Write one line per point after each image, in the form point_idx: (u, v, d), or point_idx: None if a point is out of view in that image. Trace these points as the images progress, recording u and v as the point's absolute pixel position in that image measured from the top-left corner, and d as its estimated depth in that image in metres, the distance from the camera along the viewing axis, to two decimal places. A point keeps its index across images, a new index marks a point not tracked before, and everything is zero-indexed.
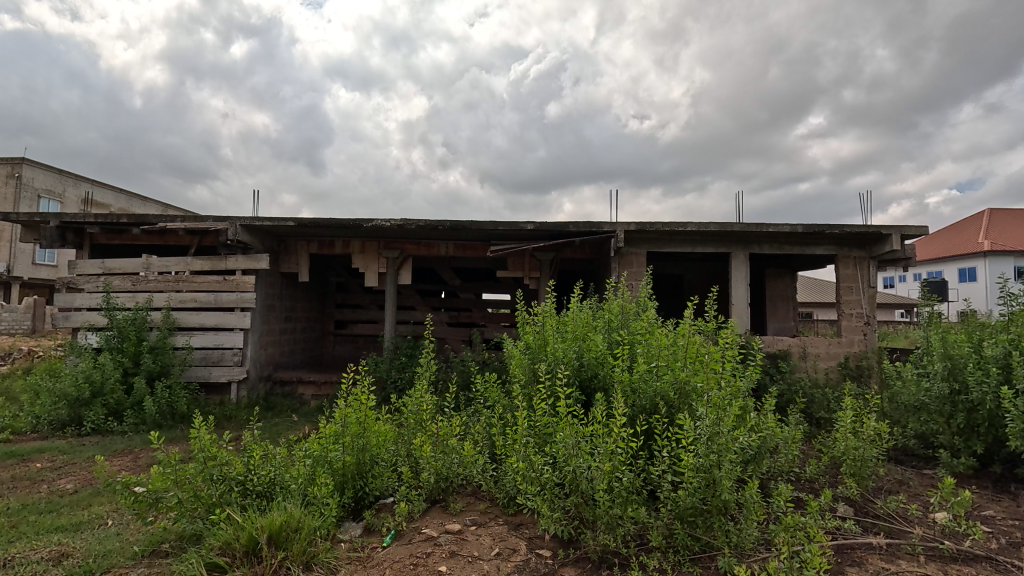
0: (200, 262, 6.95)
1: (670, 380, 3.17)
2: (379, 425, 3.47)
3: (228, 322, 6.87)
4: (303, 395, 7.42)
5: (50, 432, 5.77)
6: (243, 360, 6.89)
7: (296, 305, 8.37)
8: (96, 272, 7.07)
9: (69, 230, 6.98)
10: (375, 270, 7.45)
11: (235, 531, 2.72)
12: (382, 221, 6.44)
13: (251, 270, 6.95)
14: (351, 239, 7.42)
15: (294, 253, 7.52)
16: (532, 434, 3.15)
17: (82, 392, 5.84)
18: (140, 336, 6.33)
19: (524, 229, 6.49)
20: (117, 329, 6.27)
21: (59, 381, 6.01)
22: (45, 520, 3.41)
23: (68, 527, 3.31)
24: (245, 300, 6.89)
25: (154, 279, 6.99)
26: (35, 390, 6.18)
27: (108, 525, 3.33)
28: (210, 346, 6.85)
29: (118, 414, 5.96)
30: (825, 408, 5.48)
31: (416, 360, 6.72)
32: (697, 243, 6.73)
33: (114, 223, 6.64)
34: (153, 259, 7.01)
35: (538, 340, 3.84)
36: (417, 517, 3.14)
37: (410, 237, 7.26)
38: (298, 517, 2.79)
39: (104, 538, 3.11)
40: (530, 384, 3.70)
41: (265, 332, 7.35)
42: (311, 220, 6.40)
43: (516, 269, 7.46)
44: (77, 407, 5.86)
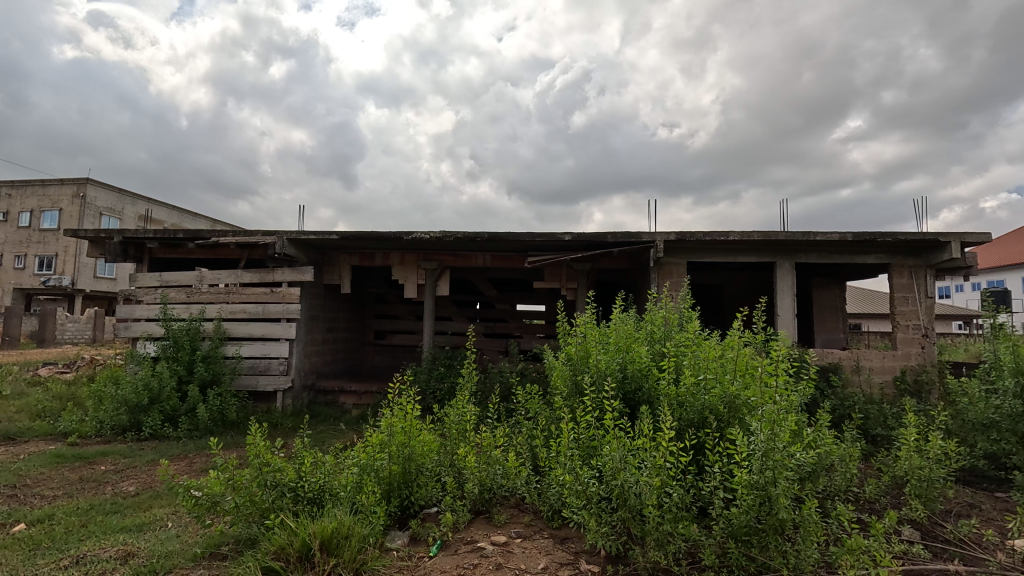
0: (249, 274, 7.24)
1: (718, 394, 3.08)
2: (423, 434, 3.49)
3: (274, 333, 7.11)
4: (344, 404, 7.57)
5: (112, 437, 6.07)
6: (288, 369, 7.11)
7: (338, 316, 8.61)
8: (154, 285, 7.44)
9: (129, 246, 7.39)
10: (414, 281, 7.58)
11: (289, 537, 2.78)
12: (423, 233, 6.56)
13: (297, 282, 7.20)
14: (390, 252, 7.58)
15: (336, 266, 7.73)
16: (577, 445, 3.13)
17: (142, 399, 6.14)
18: (193, 346, 6.63)
19: (562, 240, 6.49)
20: (172, 338, 6.58)
21: (120, 388, 6.34)
22: (111, 521, 3.59)
23: (132, 528, 3.47)
24: (290, 310, 7.13)
25: (206, 291, 7.30)
26: (98, 396, 6.51)
27: (168, 527, 3.47)
28: (258, 356, 7.09)
29: (173, 420, 6.23)
30: (882, 424, 5.20)
31: (455, 370, 6.77)
32: (739, 253, 6.56)
33: (171, 238, 6.99)
34: (206, 272, 7.33)
35: (580, 352, 3.81)
36: (462, 527, 3.16)
37: (448, 249, 7.36)
38: (349, 525, 2.83)
39: (165, 540, 3.25)
40: (572, 398, 3.67)
41: (309, 342, 7.58)
42: (353, 233, 6.59)
43: (552, 280, 7.46)
44: (136, 413, 6.15)
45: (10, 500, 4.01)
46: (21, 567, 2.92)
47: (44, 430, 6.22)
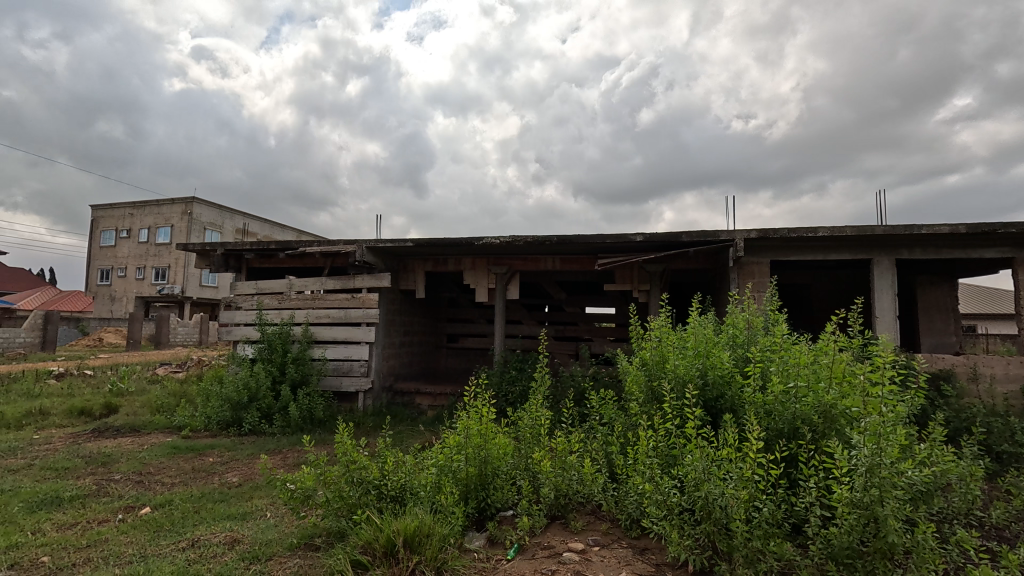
0: (333, 281, 7.71)
1: (811, 404, 2.86)
2: (498, 437, 3.53)
3: (356, 336, 7.51)
4: (420, 405, 7.84)
5: (217, 431, 6.69)
6: (369, 370, 7.48)
7: (413, 320, 8.95)
8: (251, 292, 8.11)
9: (230, 257, 8.11)
10: (485, 286, 7.72)
11: (375, 532, 2.92)
12: (494, 238, 6.66)
13: (376, 288, 7.56)
14: (462, 257, 7.77)
15: (411, 272, 8.03)
16: (656, 453, 3.03)
17: (242, 397, 6.72)
18: (285, 349, 7.16)
19: (634, 241, 6.34)
20: (267, 341, 7.14)
21: (224, 386, 6.96)
22: (220, 508, 3.95)
23: (237, 516, 3.79)
24: (370, 315, 7.50)
25: (295, 297, 7.85)
26: (206, 394, 7.20)
27: (268, 517, 3.77)
28: (341, 358, 7.53)
29: (269, 417, 6.76)
30: (1008, 440, 4.60)
31: (526, 374, 6.80)
32: (829, 250, 6.08)
33: (265, 249, 7.60)
34: (295, 280, 7.89)
35: (656, 357, 3.69)
36: (538, 532, 3.16)
37: (518, 253, 7.42)
38: (429, 524, 2.92)
39: (265, 528, 3.52)
40: (649, 404, 3.56)
41: (387, 345, 7.93)
42: (427, 240, 6.82)
43: (624, 282, 7.30)
44: (238, 409, 6.73)
45: (137, 485, 4.52)
46: (148, 546, 3.29)
47: (162, 423, 6.97)
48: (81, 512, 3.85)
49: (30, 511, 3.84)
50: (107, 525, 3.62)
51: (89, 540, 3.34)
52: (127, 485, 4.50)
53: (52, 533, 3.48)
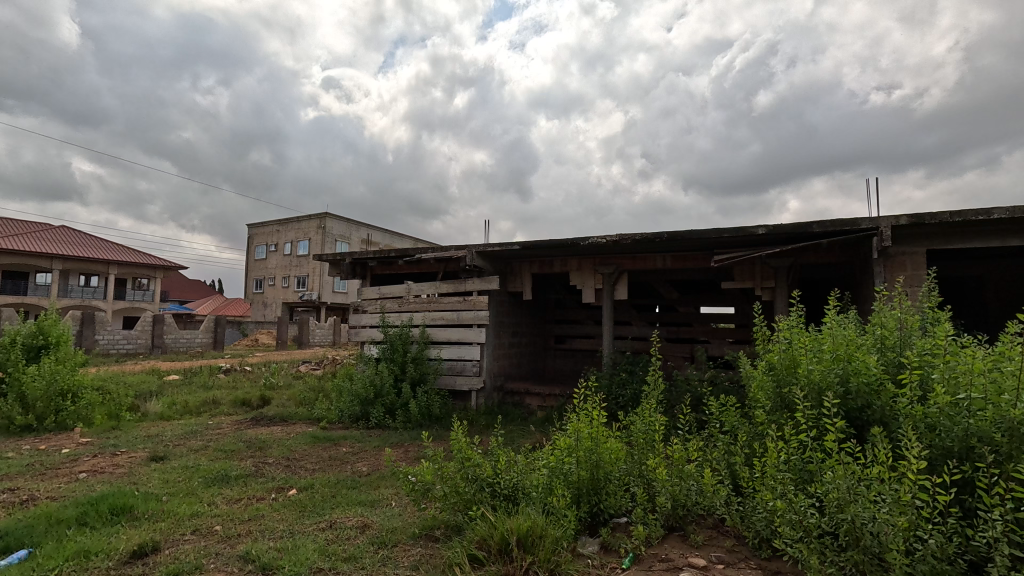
0: (446, 285, 8.11)
1: (991, 419, 2.40)
2: (610, 442, 3.44)
3: (468, 337, 7.83)
4: (530, 405, 7.94)
5: (349, 423, 7.36)
6: (480, 370, 7.76)
7: (522, 321, 9.10)
8: (375, 297, 8.81)
9: (357, 265, 8.90)
10: (592, 286, 7.60)
11: (490, 529, 3.00)
12: (600, 238, 6.55)
13: (486, 291, 7.82)
14: (568, 258, 7.74)
15: (519, 274, 8.17)
16: (789, 468, 2.74)
17: (369, 393, 7.33)
18: (405, 349, 7.68)
19: (755, 235, 5.83)
20: (390, 342, 7.72)
21: (354, 383, 7.65)
22: (353, 494, 4.34)
23: (367, 503, 4.14)
24: (480, 317, 7.77)
25: (413, 301, 8.38)
26: (339, 389, 7.97)
27: (393, 506, 4.06)
28: (455, 358, 7.89)
29: (392, 412, 7.29)
30: None
31: (637, 376, 6.57)
32: (1009, 234, 5.07)
33: (386, 256, 8.22)
34: (412, 285, 8.43)
35: (785, 361, 3.34)
36: (655, 543, 3.02)
37: (625, 252, 7.21)
38: (542, 525, 2.93)
39: (391, 516, 3.80)
40: (778, 413, 3.24)
41: (497, 345, 8.16)
42: (533, 242, 6.90)
43: (743, 279, 6.75)
44: (366, 404, 7.36)
45: (286, 469, 5.14)
46: (295, 524, 3.70)
47: (304, 414, 7.84)
48: (243, 489, 4.46)
49: (206, 485, 4.53)
50: (263, 502, 4.15)
51: (250, 515, 3.86)
52: (278, 468, 5.13)
53: (223, 506, 4.07)
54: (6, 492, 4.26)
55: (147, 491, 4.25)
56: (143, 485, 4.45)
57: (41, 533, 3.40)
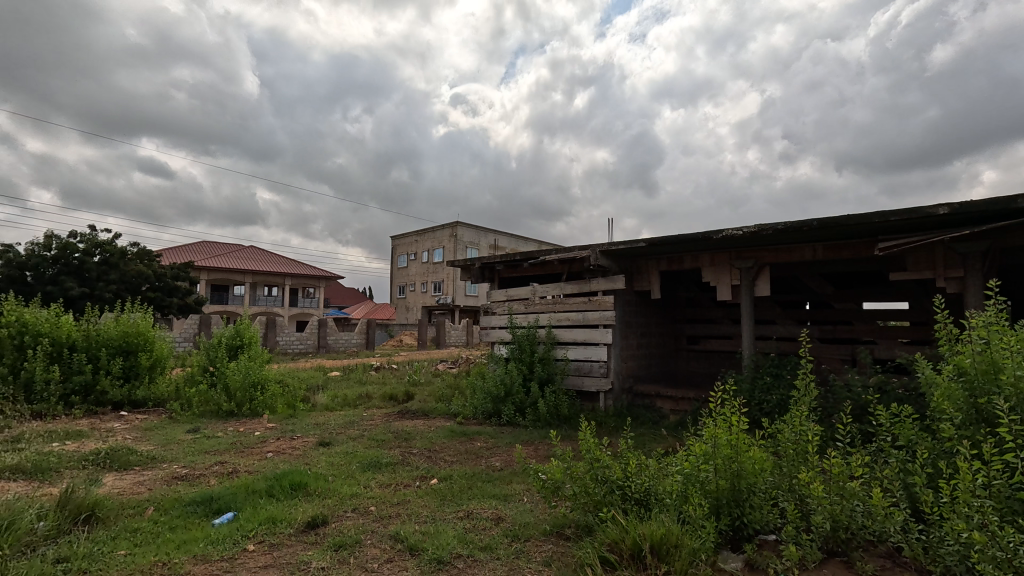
0: (571, 286, 8.13)
1: None
2: (754, 451, 3.14)
3: (594, 337, 7.75)
4: (662, 408, 7.60)
5: (482, 419, 7.73)
6: (608, 371, 7.64)
7: (650, 321, 8.77)
8: (503, 299, 9.12)
9: (486, 269, 9.31)
10: (728, 283, 7.06)
11: (621, 533, 2.93)
12: (735, 230, 6.06)
13: (611, 290, 7.68)
14: (700, 253, 7.28)
15: (645, 273, 7.89)
16: (989, 495, 2.27)
17: (500, 391, 7.62)
18: (532, 349, 7.87)
19: (933, 216, 4.93)
20: (518, 342, 7.96)
21: (486, 381, 8.01)
22: (488, 488, 4.55)
23: (501, 497, 4.31)
24: (606, 317, 7.65)
25: (539, 302, 8.52)
26: (473, 387, 8.41)
27: (525, 501, 4.19)
28: (582, 358, 7.87)
29: (522, 410, 7.50)
30: None
31: (784, 381, 5.94)
32: None
33: (512, 259, 8.51)
34: (538, 286, 8.59)
35: (980, 365, 2.77)
36: (811, 567, 2.70)
37: (766, 244, 6.57)
38: (677, 535, 2.79)
39: (523, 511, 3.92)
40: (972, 427, 2.70)
41: (624, 346, 7.97)
42: (660, 239, 6.62)
43: (920, 269, 5.74)
44: (497, 402, 7.67)
45: (428, 459, 5.58)
46: (437, 510, 3.99)
47: (443, 409, 8.42)
48: (393, 475, 4.94)
49: (363, 469, 5.11)
50: (410, 488, 4.55)
51: (399, 499, 4.25)
52: (421, 459, 5.59)
53: (377, 489, 4.55)
54: (220, 464, 5.24)
55: (318, 472, 4.91)
56: (315, 466, 5.16)
57: (242, 500, 4.12)
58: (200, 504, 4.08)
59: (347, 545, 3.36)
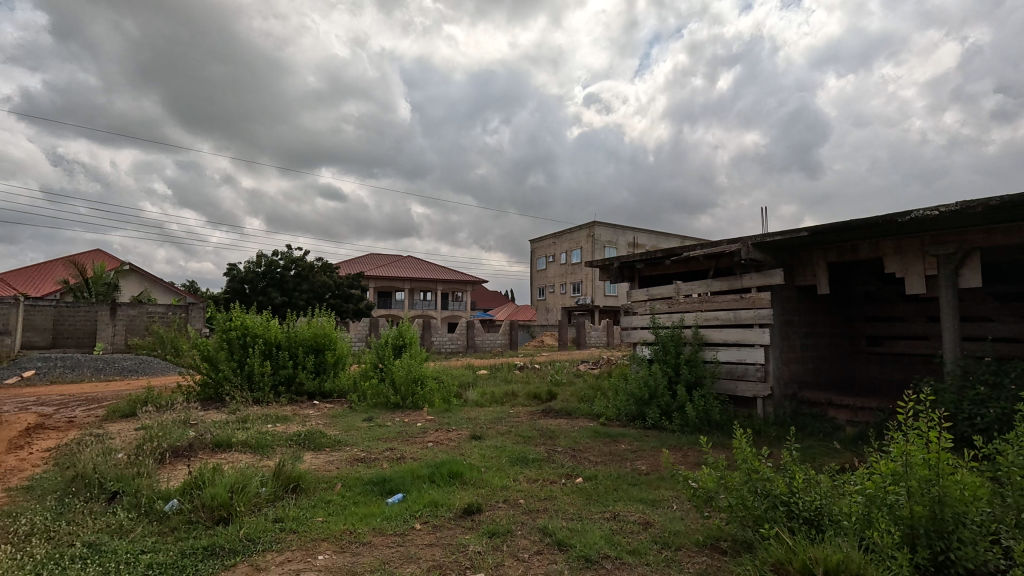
0: (719, 283, 7.56)
1: None
2: (964, 474, 2.60)
3: (749, 338, 7.10)
4: (835, 419, 6.68)
5: (626, 422, 7.57)
6: (766, 376, 6.95)
7: (817, 320, 7.77)
8: (644, 298, 8.79)
9: (625, 268, 9.10)
10: (920, 273, 5.94)
11: (787, 554, 2.68)
12: (928, 210, 5.12)
13: (768, 286, 6.98)
14: (880, 240, 6.26)
15: (810, 265, 7.03)
16: None
17: (644, 394, 7.40)
18: (677, 350, 7.53)
19: None
20: (662, 343, 7.67)
21: (628, 383, 7.82)
22: (634, 491, 4.47)
23: (648, 502, 4.20)
24: (763, 316, 6.97)
25: (683, 301, 8.06)
26: (615, 389, 8.27)
27: (674, 508, 4.03)
28: (734, 361, 7.28)
29: (668, 414, 7.18)
30: None
31: (1007, 391, 4.82)
32: None
33: (653, 257, 8.24)
34: (682, 284, 8.15)
35: None
36: None
37: (975, 224, 5.41)
38: (858, 562, 2.46)
39: (673, 518, 3.78)
40: None
41: (785, 348, 7.20)
42: (826, 226, 5.86)
43: None
44: (641, 405, 7.45)
45: (573, 458, 5.67)
46: (583, 509, 4.04)
47: (585, 410, 8.43)
48: (540, 471, 5.10)
49: (512, 463, 5.37)
50: (556, 485, 4.67)
51: (546, 495, 4.38)
52: (566, 457, 5.69)
53: (525, 483, 4.75)
54: (390, 449, 5.94)
55: (472, 463, 5.29)
56: (469, 457, 5.58)
57: (410, 483, 4.63)
58: (376, 484, 4.67)
59: (499, 534, 3.58)
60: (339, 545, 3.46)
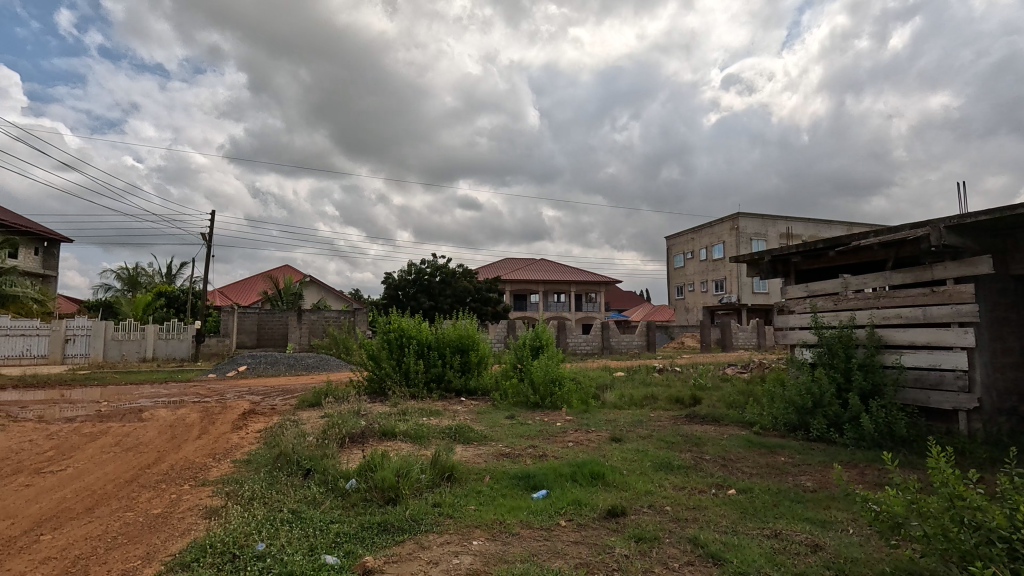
0: (900, 275, 6.50)
1: None
2: None
3: (946, 340, 5.92)
4: None
5: (785, 432, 6.86)
6: (971, 385, 5.78)
7: None
8: (802, 295, 7.81)
9: (778, 262, 8.24)
10: None
11: None
12: None
13: (969, 277, 5.85)
14: None
15: None
16: None
17: (806, 402, 6.63)
18: (847, 353, 6.54)
19: None
20: (827, 345, 6.73)
21: (786, 389, 7.06)
22: (798, 508, 4.04)
23: (817, 522, 3.77)
24: (964, 313, 5.80)
25: (853, 297, 7.01)
26: (771, 395, 7.52)
27: (851, 533, 3.57)
28: (926, 367, 6.10)
29: (838, 426, 6.35)
30: None
31: None
32: None
33: (812, 248, 7.40)
34: (851, 277, 7.09)
35: None
36: None
37: None
38: None
39: (849, 544, 3.36)
40: None
41: (998, 352, 5.92)
42: None
43: None
44: (804, 414, 6.69)
45: (724, 468, 5.30)
46: (738, 523, 3.76)
47: (735, 417, 7.81)
48: (687, 479, 4.87)
49: (655, 469, 5.20)
50: (706, 495, 4.42)
51: (695, 504, 4.17)
52: (716, 466, 5.35)
53: (671, 490, 4.57)
54: (532, 447, 6.14)
55: (614, 465, 5.24)
56: (610, 459, 5.54)
57: (553, 481, 4.74)
58: (521, 479, 4.87)
59: (647, 539, 3.50)
60: (490, 533, 3.69)
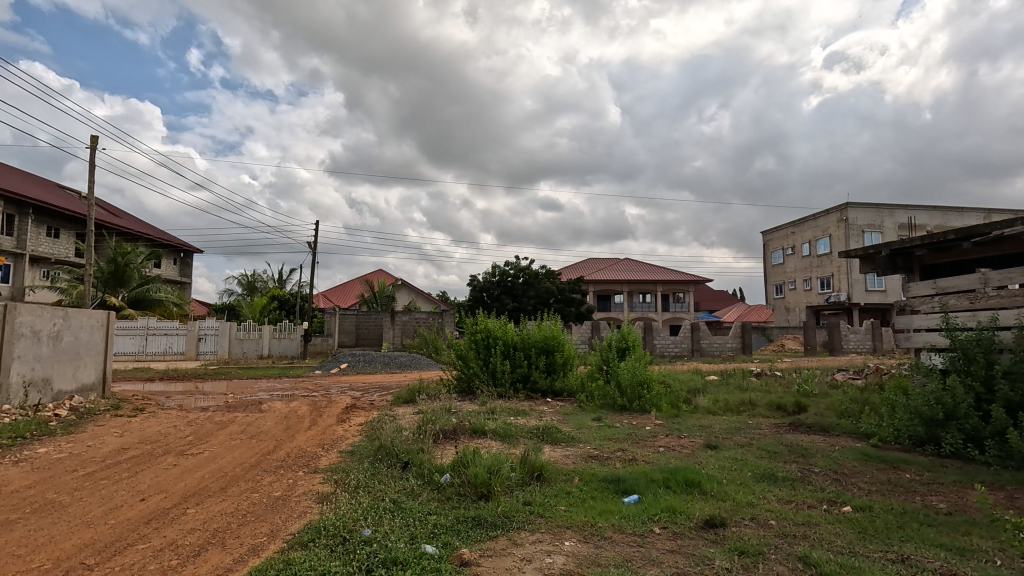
0: None
1: None
2: None
3: None
4: None
5: (911, 447, 6.13)
6: None
7: None
8: (929, 293, 6.96)
9: (898, 256, 7.39)
10: None
11: None
12: None
13: None
14: None
15: None
16: None
17: (936, 413, 5.87)
18: (988, 359, 5.73)
19: None
20: (961, 350, 5.92)
21: (910, 398, 6.31)
22: (928, 532, 3.60)
23: (953, 549, 3.33)
24: None
25: (995, 294, 6.12)
26: (892, 405, 6.75)
27: (998, 565, 3.11)
28: None
29: (978, 441, 5.57)
30: None
31: None
32: None
33: (941, 240, 6.56)
34: (992, 272, 6.19)
35: None
36: None
37: None
38: None
39: None
40: None
41: None
42: None
43: None
44: (933, 427, 5.94)
45: (837, 482, 4.85)
46: (855, 544, 3.43)
47: (849, 428, 7.11)
48: (793, 492, 4.52)
49: (757, 479, 4.89)
50: (816, 511, 4.08)
51: (803, 520, 3.86)
52: (827, 480, 4.91)
53: (775, 503, 4.27)
54: (622, 450, 6.02)
55: (710, 473, 4.99)
56: (707, 466, 5.29)
57: (645, 486, 4.62)
58: (612, 482, 4.80)
59: (750, 553, 3.30)
60: (582, 535, 3.68)
